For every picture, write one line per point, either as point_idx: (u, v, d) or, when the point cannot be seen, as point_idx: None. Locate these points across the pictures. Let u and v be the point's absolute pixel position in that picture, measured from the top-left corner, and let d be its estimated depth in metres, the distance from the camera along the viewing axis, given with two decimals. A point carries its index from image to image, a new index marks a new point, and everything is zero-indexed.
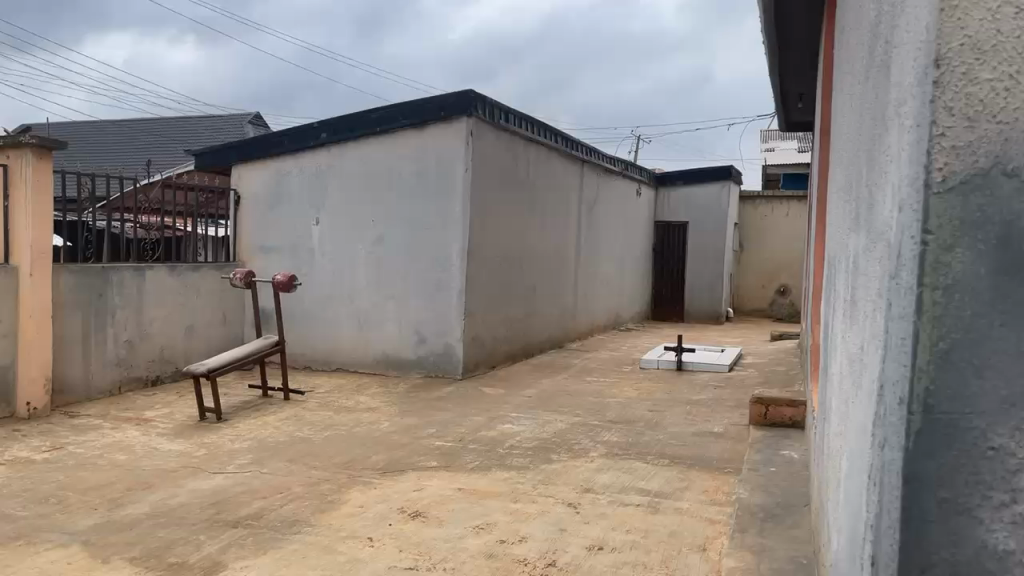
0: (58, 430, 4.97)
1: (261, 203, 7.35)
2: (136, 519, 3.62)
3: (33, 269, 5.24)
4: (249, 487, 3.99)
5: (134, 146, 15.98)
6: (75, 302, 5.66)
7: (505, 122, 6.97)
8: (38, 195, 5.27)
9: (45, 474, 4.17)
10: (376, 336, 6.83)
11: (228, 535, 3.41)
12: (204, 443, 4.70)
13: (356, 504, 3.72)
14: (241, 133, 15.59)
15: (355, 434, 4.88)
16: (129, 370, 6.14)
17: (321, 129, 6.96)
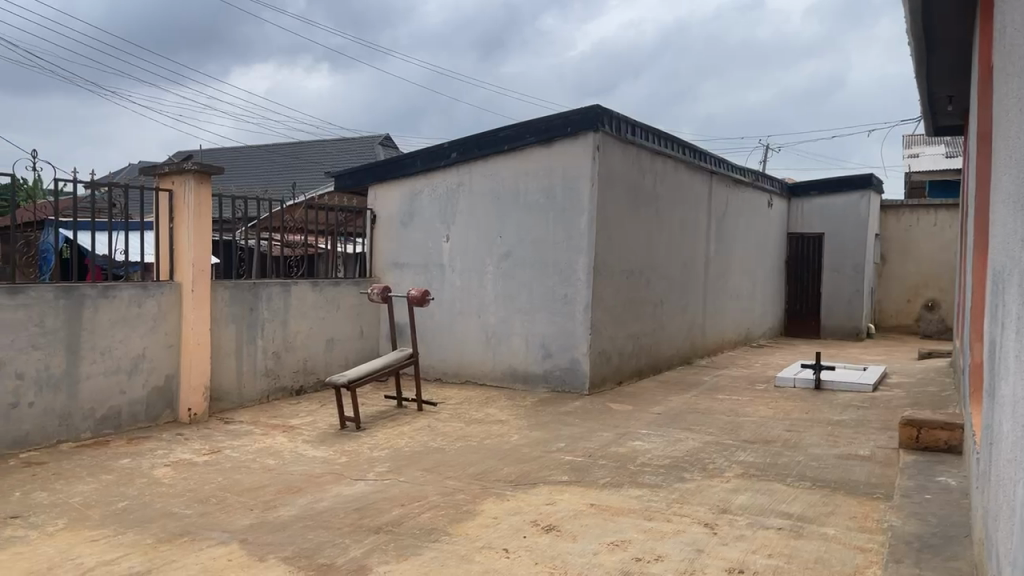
0: (215, 434, 5.35)
1: (395, 221, 7.66)
2: (287, 521, 3.84)
3: (195, 286, 5.70)
4: (388, 495, 4.14)
5: (277, 169, 17.09)
6: (230, 316, 6.10)
7: (632, 135, 6.94)
8: (199, 217, 5.72)
9: (206, 475, 4.51)
10: (503, 350, 6.94)
11: (371, 540, 3.56)
12: (345, 450, 4.92)
13: (490, 515, 3.79)
14: (373, 155, 16.34)
15: (487, 446, 4.97)
16: (276, 380, 6.54)
17: (451, 149, 7.18)
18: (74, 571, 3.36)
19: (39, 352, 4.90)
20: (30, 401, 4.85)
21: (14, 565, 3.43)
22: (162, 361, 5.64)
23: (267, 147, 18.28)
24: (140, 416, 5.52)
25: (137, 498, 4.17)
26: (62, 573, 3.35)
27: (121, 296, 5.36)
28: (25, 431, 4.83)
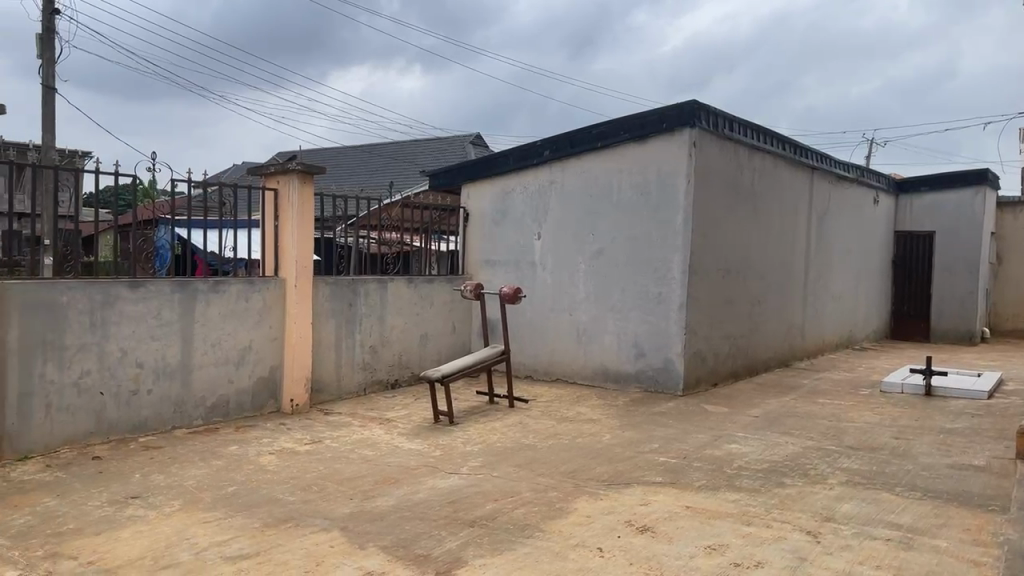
0: (316, 425, 5.55)
1: (488, 219, 7.74)
2: (385, 511, 3.94)
3: (298, 281, 5.93)
4: (482, 489, 4.19)
5: (372, 169, 17.57)
6: (330, 311, 6.31)
7: (729, 131, 6.77)
8: (303, 215, 5.94)
9: (307, 464, 4.68)
10: (595, 349, 6.92)
11: (466, 533, 3.62)
12: (440, 444, 5.01)
13: (584, 514, 3.79)
14: (464, 154, 16.57)
15: (579, 445, 4.96)
16: (373, 373, 6.73)
17: (544, 147, 7.20)
18: (188, 551, 3.56)
19: (157, 343, 5.22)
20: (148, 389, 5.19)
21: (135, 542, 3.67)
22: (267, 354, 5.90)
23: (362, 148, 18.79)
24: (247, 405, 5.80)
25: (245, 483, 4.38)
26: (178, 552, 3.55)
27: (230, 291, 5.64)
28: (143, 417, 5.17)
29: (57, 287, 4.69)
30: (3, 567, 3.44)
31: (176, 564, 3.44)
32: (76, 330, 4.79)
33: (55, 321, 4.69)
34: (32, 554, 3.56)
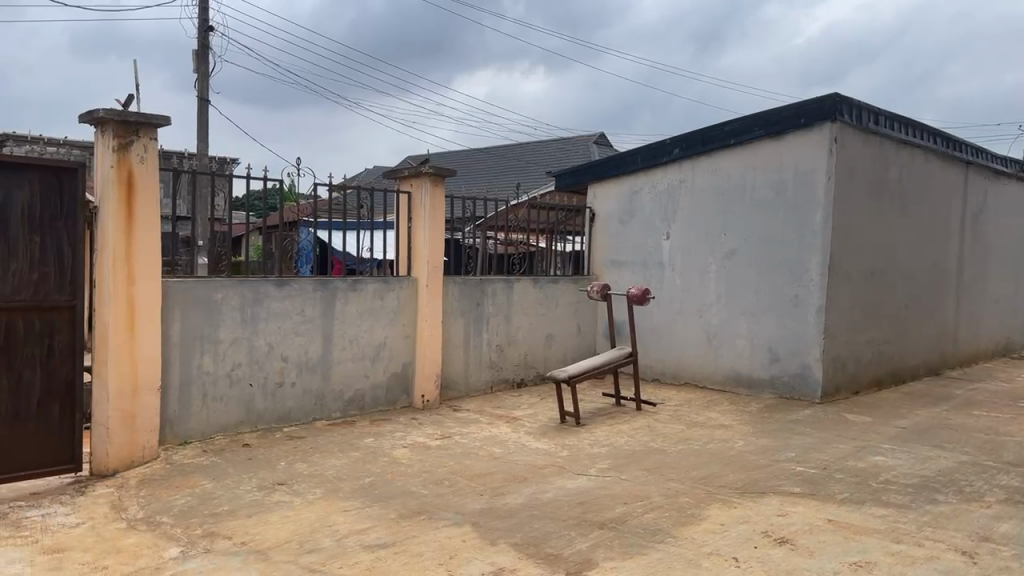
0: (446, 421, 5.70)
1: (615, 219, 7.69)
2: (515, 508, 3.99)
3: (429, 281, 6.11)
4: (611, 492, 4.16)
5: (497, 171, 17.87)
6: (459, 310, 6.46)
7: (874, 125, 6.40)
8: (434, 216, 6.12)
9: (439, 459, 4.81)
10: (726, 352, 6.74)
11: (596, 535, 3.61)
12: (567, 445, 5.02)
13: (717, 522, 3.69)
14: (587, 155, 16.55)
15: (710, 451, 4.83)
16: (500, 372, 6.83)
17: (674, 145, 7.08)
18: (330, 537, 3.74)
19: (300, 338, 5.52)
20: (291, 381, 5.49)
21: (282, 526, 3.89)
22: (400, 350, 6.12)
23: (487, 150, 19.14)
24: (381, 399, 6.03)
25: (380, 475, 4.55)
26: (321, 538, 3.74)
27: (367, 289, 5.88)
28: (287, 408, 5.48)
29: (213, 285, 5.06)
30: (168, 544, 3.75)
31: (319, 549, 3.62)
32: (229, 325, 5.15)
33: (211, 316, 5.06)
34: (193, 533, 3.86)
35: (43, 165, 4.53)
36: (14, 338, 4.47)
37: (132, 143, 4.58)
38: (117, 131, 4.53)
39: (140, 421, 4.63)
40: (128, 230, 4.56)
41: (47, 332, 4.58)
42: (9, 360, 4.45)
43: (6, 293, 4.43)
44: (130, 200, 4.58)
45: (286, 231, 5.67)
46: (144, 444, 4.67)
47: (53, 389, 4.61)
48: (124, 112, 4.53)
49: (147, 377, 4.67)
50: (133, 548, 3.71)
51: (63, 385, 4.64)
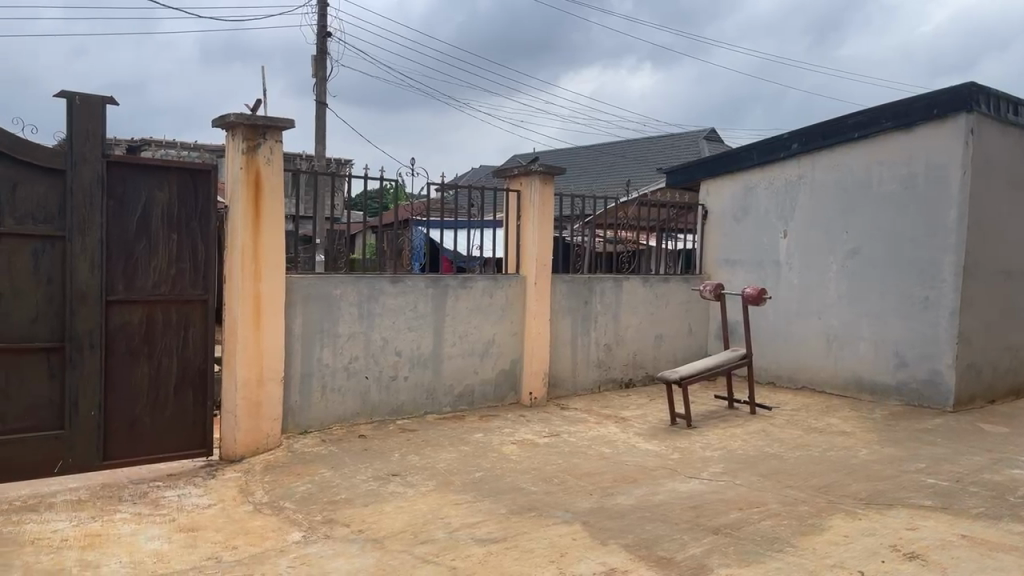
0: (554, 419, 5.71)
1: (728, 217, 7.49)
2: (625, 509, 3.95)
3: (538, 279, 6.14)
4: (725, 496, 4.05)
5: (605, 169, 17.75)
6: (567, 308, 6.46)
7: (1015, 115, 5.96)
8: (544, 215, 6.14)
9: (548, 456, 4.82)
10: (848, 356, 6.45)
11: (710, 540, 3.52)
12: (678, 447, 4.93)
13: (839, 533, 3.53)
14: (697, 151, 16.19)
15: (831, 458, 4.63)
16: (608, 372, 6.79)
17: (792, 140, 6.82)
18: (443, 529, 3.81)
19: (413, 333, 5.66)
20: (404, 375, 5.64)
21: (397, 516, 4.00)
22: (509, 347, 6.18)
23: (594, 149, 19.05)
24: (489, 395, 6.11)
25: (490, 470, 4.60)
26: (434, 530, 3.82)
27: (476, 287, 5.97)
28: (401, 402, 5.63)
29: (333, 280, 5.26)
30: (291, 528, 3.93)
31: (432, 540, 3.70)
32: (347, 320, 5.34)
33: (330, 311, 5.26)
34: (313, 518, 4.03)
35: (180, 167, 4.84)
36: (154, 329, 4.79)
37: (260, 146, 4.83)
38: (247, 134, 4.79)
39: (265, 409, 4.88)
40: (255, 228, 4.80)
41: (182, 324, 4.90)
42: (149, 349, 4.78)
43: (148, 287, 4.76)
44: (258, 199, 4.83)
45: (399, 229, 5.81)
46: (268, 432, 4.91)
47: (187, 378, 4.92)
48: (252, 116, 4.77)
49: (271, 368, 4.90)
50: (259, 531, 3.91)
51: (196, 374, 4.95)
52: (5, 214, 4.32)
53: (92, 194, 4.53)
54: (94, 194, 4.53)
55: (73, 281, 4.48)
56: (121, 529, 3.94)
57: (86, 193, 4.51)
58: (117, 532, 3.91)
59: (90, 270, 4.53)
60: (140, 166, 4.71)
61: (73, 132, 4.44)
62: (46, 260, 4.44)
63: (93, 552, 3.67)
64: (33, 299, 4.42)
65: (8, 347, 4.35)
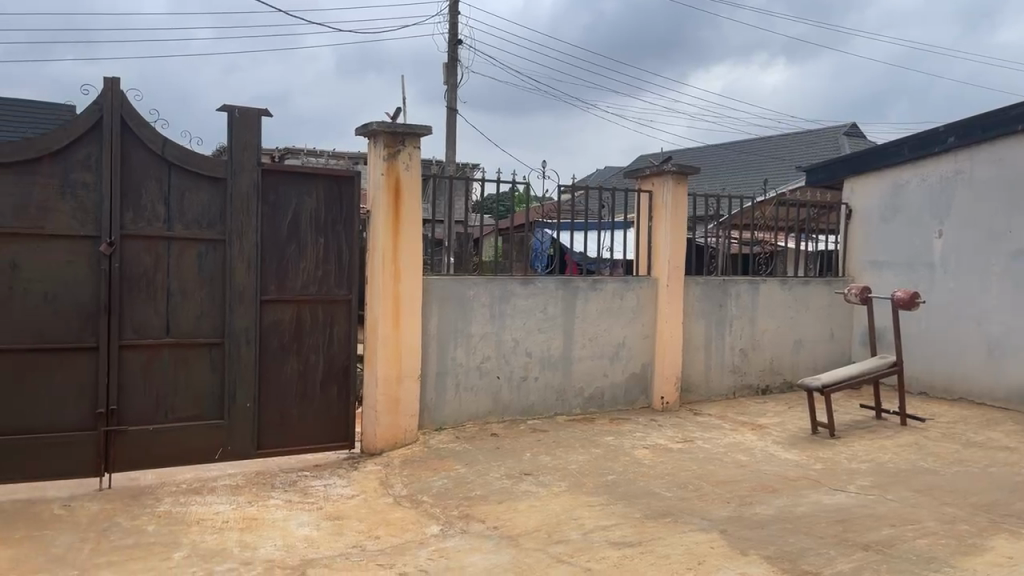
0: (687, 424, 5.60)
1: (876, 216, 7.09)
2: (766, 520, 3.82)
3: (670, 281, 6.04)
4: (874, 511, 3.83)
5: (739, 169, 17.22)
6: (701, 311, 6.32)
7: None
8: (677, 216, 6.04)
9: (682, 462, 4.73)
10: (1012, 367, 5.96)
11: (859, 556, 3.34)
12: (821, 457, 4.72)
13: (1006, 555, 3.26)
14: (838, 148, 15.41)
15: (994, 475, 4.29)
16: (743, 377, 6.59)
17: (948, 133, 6.36)
18: (577, 531, 3.82)
19: (544, 334, 5.71)
20: (535, 376, 5.70)
21: (531, 515, 4.05)
22: (640, 350, 6.11)
23: (728, 149, 18.55)
24: (620, 399, 6.07)
25: (623, 474, 4.57)
26: (568, 530, 3.83)
27: (607, 289, 5.95)
28: (531, 402, 5.70)
29: (466, 282, 5.40)
30: (429, 521, 4.06)
31: (566, 540, 3.72)
32: (480, 320, 5.45)
33: (464, 311, 5.40)
34: (450, 513, 4.14)
35: (327, 174, 5.10)
36: (303, 327, 5.08)
37: (400, 153, 5.02)
38: (388, 141, 4.98)
39: (403, 406, 5.06)
40: (394, 231, 5.00)
41: (328, 322, 5.16)
42: (298, 346, 5.07)
43: (298, 287, 5.05)
44: (398, 204, 5.02)
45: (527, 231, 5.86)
46: (406, 428, 5.10)
47: (332, 374, 5.18)
48: (393, 124, 4.97)
49: (409, 366, 5.09)
50: (400, 522, 4.06)
51: (340, 370, 5.20)
52: (175, 219, 4.70)
53: (249, 201, 4.86)
54: (251, 200, 4.86)
55: (232, 281, 4.83)
56: (274, 514, 4.21)
57: (244, 199, 4.84)
58: (271, 517, 4.18)
59: (247, 271, 4.87)
60: (291, 174, 5.01)
61: (232, 143, 4.78)
62: (209, 261, 4.81)
63: (251, 535, 3.94)
64: (197, 297, 4.79)
65: (176, 342, 4.74)
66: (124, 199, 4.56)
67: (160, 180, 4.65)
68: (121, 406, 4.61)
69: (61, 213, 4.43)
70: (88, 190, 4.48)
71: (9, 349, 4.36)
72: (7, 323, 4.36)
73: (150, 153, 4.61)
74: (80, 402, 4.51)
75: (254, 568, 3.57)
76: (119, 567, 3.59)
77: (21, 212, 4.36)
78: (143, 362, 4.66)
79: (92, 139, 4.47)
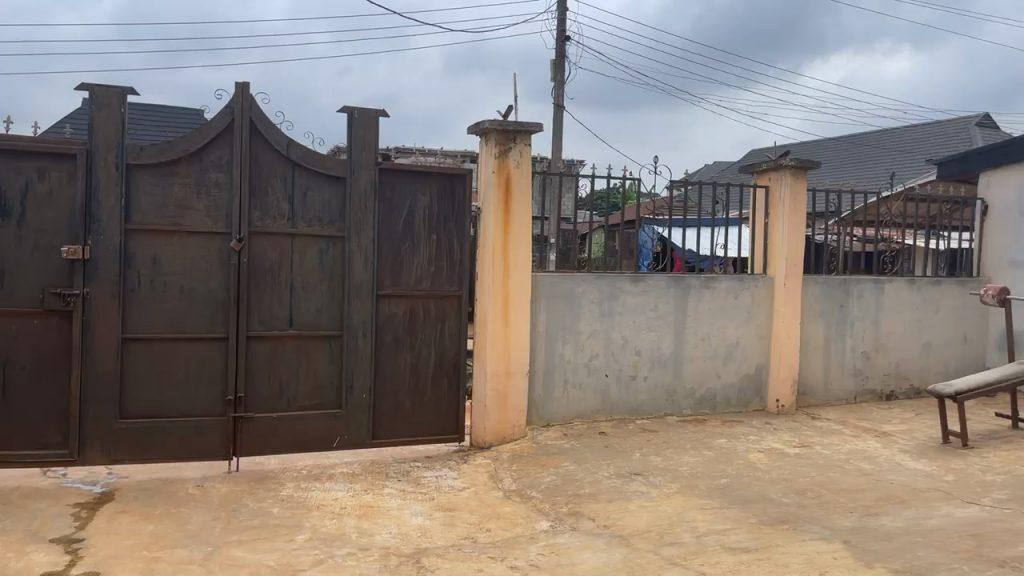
0: (804, 429, 5.40)
1: (1015, 212, 6.60)
2: (892, 531, 3.63)
3: (787, 280, 5.84)
4: (1013, 527, 3.58)
5: (859, 164, 16.43)
6: (819, 311, 6.07)
7: None
8: (794, 212, 5.82)
9: (800, 468, 4.56)
10: None
11: (997, 573, 3.12)
12: (952, 468, 4.44)
13: None
14: (971, 140, 14.44)
15: None
16: (865, 382, 6.29)
17: None
18: (690, 533, 3.75)
19: (655, 333, 5.63)
20: (644, 375, 5.63)
21: (642, 515, 4.00)
22: (754, 351, 5.93)
23: (848, 143, 17.72)
24: (733, 400, 5.92)
25: (737, 477, 4.45)
26: (680, 532, 3.77)
27: (720, 287, 5.80)
28: (640, 401, 5.64)
29: (575, 279, 5.39)
30: (539, 517, 4.08)
31: (679, 543, 3.65)
32: (588, 318, 5.43)
33: (573, 308, 5.39)
34: (559, 509, 4.15)
35: (440, 172, 5.20)
36: (416, 322, 5.21)
37: (511, 150, 5.05)
38: (499, 138, 5.03)
39: (512, 401, 5.11)
40: (505, 228, 5.05)
41: (440, 317, 5.27)
42: (411, 340, 5.20)
43: (411, 282, 5.18)
44: (508, 201, 5.06)
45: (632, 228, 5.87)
46: (514, 423, 5.14)
47: (443, 368, 5.28)
48: (505, 121, 5.01)
49: (517, 362, 5.12)
50: (510, 516, 4.10)
51: (451, 364, 5.30)
52: (298, 216, 4.92)
53: (367, 199, 5.02)
54: (368, 197, 5.02)
55: (350, 276, 5.01)
56: (389, 503, 4.34)
57: (361, 196, 5.00)
58: (386, 505, 4.31)
59: (364, 267, 5.04)
60: (407, 172, 5.14)
61: (351, 143, 4.95)
62: (329, 257, 5.00)
63: (367, 522, 4.08)
64: (318, 291, 5.00)
65: (299, 334, 4.96)
66: (252, 197, 4.81)
67: (284, 179, 4.87)
68: (248, 393, 4.86)
69: (196, 211, 4.72)
70: (220, 189, 4.75)
71: (150, 338, 4.68)
72: (149, 313, 4.68)
73: (276, 153, 4.84)
74: (212, 389, 4.79)
75: (371, 553, 3.70)
76: (247, 546, 3.79)
77: (162, 210, 4.67)
78: (268, 353, 4.90)
79: (224, 141, 4.73)
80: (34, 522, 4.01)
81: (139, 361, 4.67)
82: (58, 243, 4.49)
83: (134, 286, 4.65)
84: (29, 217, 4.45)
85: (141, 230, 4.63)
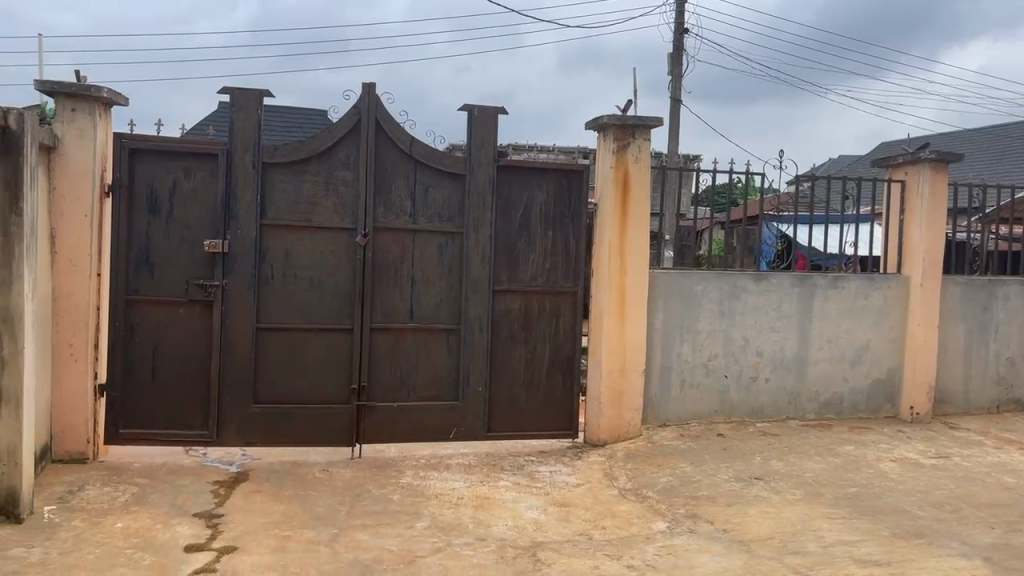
0: (941, 438, 5.08)
1: None
2: None
3: (924, 280, 5.51)
4: None
5: (1003, 157, 15.28)
6: (960, 315, 5.70)
7: None
8: (934, 209, 5.48)
9: (936, 479, 4.30)
10: None
11: None
12: None
13: None
14: None
15: None
16: (1009, 390, 5.87)
17: None
18: (815, 542, 3.60)
19: (778, 334, 5.43)
20: (765, 377, 5.45)
21: (763, 521, 3.88)
22: (886, 355, 5.64)
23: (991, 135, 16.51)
24: (861, 406, 5.64)
25: (867, 487, 4.24)
26: (805, 541, 3.62)
27: (850, 287, 5.53)
28: (761, 404, 5.46)
29: (694, 277, 5.27)
30: (655, 517, 4.02)
31: (804, 551, 3.51)
32: (708, 317, 5.31)
33: (691, 307, 5.28)
34: (676, 511, 4.08)
35: (557, 168, 5.21)
36: (531, 317, 5.25)
37: (630, 145, 5.00)
38: (618, 134, 4.99)
39: (627, 399, 5.06)
40: (622, 225, 5.01)
41: (555, 313, 5.29)
42: (526, 336, 5.24)
43: (527, 278, 5.22)
44: (626, 197, 5.02)
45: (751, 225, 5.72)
46: (629, 421, 5.09)
47: (558, 364, 5.30)
48: (624, 117, 4.95)
49: (633, 360, 5.07)
50: (626, 515, 4.07)
51: (565, 360, 5.31)
52: (419, 213, 5.05)
53: (485, 196, 5.10)
54: (487, 194, 5.10)
55: (469, 271, 5.10)
56: (505, 495, 4.39)
57: (480, 193, 5.09)
58: (502, 497, 4.37)
59: (482, 262, 5.12)
60: (525, 169, 5.18)
61: (471, 140, 5.05)
62: (448, 253, 5.12)
63: (484, 513, 4.15)
64: (437, 286, 5.12)
65: (418, 327, 5.09)
66: (376, 194, 4.97)
67: (407, 177, 5.01)
68: (371, 383, 5.04)
69: (324, 207, 4.93)
70: (347, 187, 4.95)
71: (281, 328, 4.93)
72: (280, 304, 4.93)
73: (399, 152, 4.99)
74: (337, 378, 5.00)
75: (488, 544, 3.76)
76: (370, 530, 3.93)
77: (293, 207, 4.90)
78: (390, 345, 5.07)
79: (351, 141, 4.92)
80: (179, 497, 4.32)
81: (271, 349, 4.93)
82: (201, 237, 4.81)
83: (268, 278, 4.91)
84: (176, 213, 4.78)
85: (274, 225, 4.88)
